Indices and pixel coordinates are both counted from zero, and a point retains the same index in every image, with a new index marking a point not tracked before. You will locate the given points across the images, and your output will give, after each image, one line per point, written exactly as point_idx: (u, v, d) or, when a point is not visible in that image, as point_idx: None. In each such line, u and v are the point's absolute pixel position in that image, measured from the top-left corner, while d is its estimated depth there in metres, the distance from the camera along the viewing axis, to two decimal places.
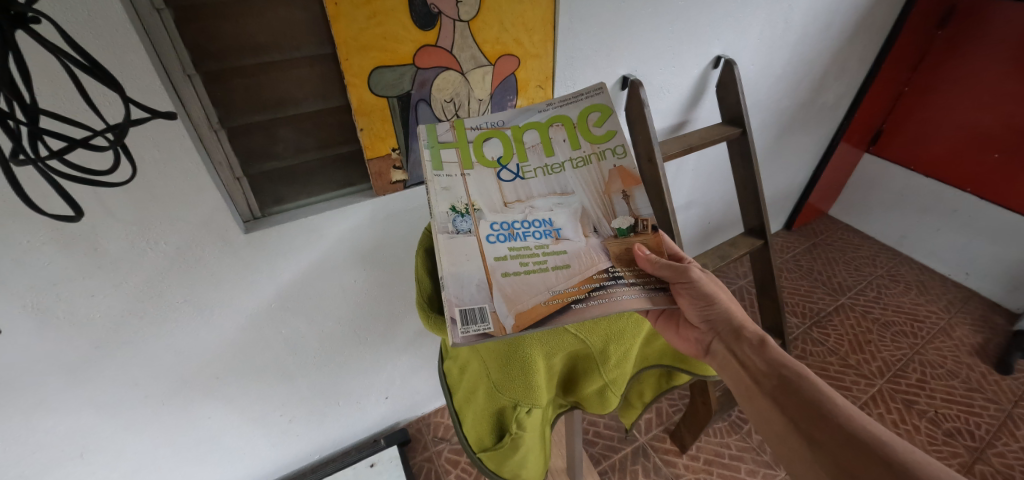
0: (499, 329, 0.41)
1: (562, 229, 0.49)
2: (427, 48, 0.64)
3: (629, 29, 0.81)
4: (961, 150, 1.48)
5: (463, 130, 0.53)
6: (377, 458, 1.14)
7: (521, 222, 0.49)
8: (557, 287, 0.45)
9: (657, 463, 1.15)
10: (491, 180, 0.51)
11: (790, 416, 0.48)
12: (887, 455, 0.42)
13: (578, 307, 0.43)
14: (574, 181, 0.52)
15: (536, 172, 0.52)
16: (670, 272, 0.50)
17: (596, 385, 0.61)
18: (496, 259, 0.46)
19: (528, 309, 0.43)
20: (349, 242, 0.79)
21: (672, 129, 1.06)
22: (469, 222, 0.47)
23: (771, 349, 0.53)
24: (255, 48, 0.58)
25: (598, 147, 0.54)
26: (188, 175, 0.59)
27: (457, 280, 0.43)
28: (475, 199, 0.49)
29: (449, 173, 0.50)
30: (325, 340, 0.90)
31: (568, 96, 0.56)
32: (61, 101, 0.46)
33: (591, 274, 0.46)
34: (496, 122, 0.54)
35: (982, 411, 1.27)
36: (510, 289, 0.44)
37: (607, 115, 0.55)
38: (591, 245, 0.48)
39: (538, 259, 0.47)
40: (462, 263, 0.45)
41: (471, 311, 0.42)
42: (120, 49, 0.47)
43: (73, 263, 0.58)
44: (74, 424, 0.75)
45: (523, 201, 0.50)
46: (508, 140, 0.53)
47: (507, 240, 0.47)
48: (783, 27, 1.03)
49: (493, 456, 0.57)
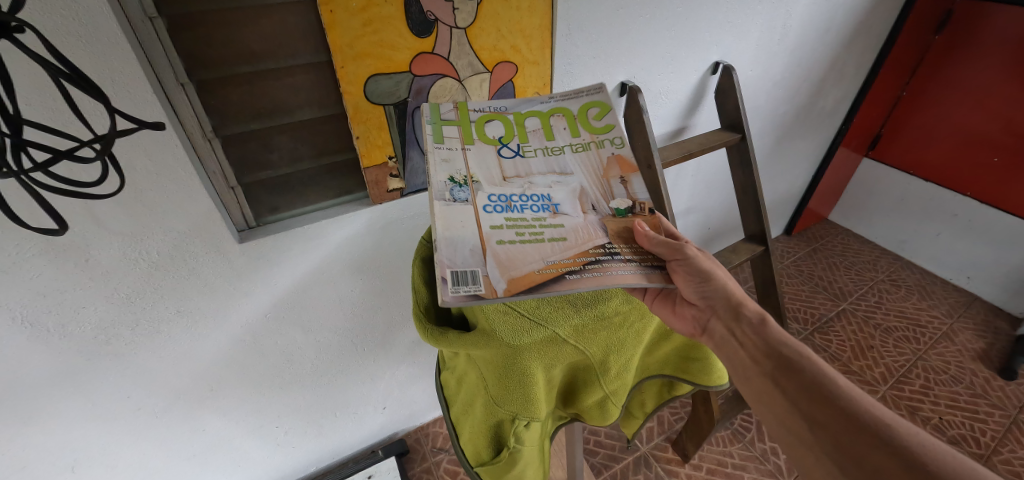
0: (490, 292, 0.39)
1: (560, 205, 0.47)
2: (424, 55, 0.63)
3: (627, 34, 0.80)
4: (961, 154, 1.47)
5: (465, 111, 0.55)
6: (374, 470, 1.12)
7: (519, 196, 0.47)
8: (551, 258, 0.42)
9: (659, 472, 1.13)
10: (492, 155, 0.50)
11: (789, 398, 0.46)
12: (889, 437, 0.40)
13: (571, 277, 0.40)
14: (573, 163, 0.51)
15: (536, 152, 0.52)
16: (672, 249, 0.49)
17: (596, 396, 0.60)
18: (491, 228, 0.44)
19: (520, 276, 0.40)
20: (346, 252, 0.78)
21: (671, 135, 1.06)
22: (467, 192, 0.46)
23: (775, 329, 0.50)
24: (249, 56, 0.57)
25: (597, 137, 0.54)
26: (182, 185, 0.58)
27: (450, 243, 0.41)
28: (474, 172, 0.48)
29: (450, 146, 0.50)
30: (320, 351, 0.89)
31: (569, 92, 0.58)
32: (47, 110, 0.45)
33: (587, 248, 0.44)
34: (499, 108, 0.56)
35: (986, 417, 1.25)
36: (503, 256, 0.42)
37: (606, 111, 0.57)
38: (588, 222, 0.47)
39: (535, 231, 0.44)
40: (456, 229, 0.43)
41: (461, 272, 0.39)
42: (111, 59, 0.47)
43: (63, 275, 0.57)
44: (65, 437, 0.74)
45: (521, 176, 0.49)
46: (510, 123, 0.54)
47: (503, 211, 0.45)
48: (780, 33, 1.03)
49: (491, 470, 0.56)
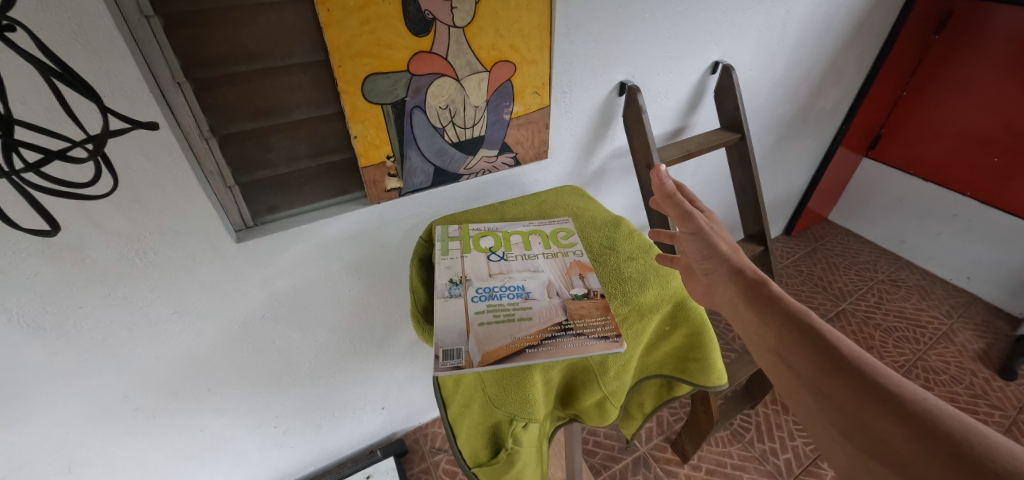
0: (468, 363, 0.46)
1: (531, 293, 0.55)
2: (422, 54, 0.63)
3: (626, 34, 0.80)
4: (961, 154, 1.47)
5: (467, 229, 0.66)
6: (373, 470, 1.12)
7: (500, 288, 0.55)
8: (518, 334, 0.49)
9: (658, 473, 1.13)
10: (482, 260, 0.60)
11: (795, 371, 0.44)
12: (896, 404, 0.38)
13: (530, 351, 0.47)
14: (544, 265, 0.59)
15: (516, 257, 0.61)
16: (682, 216, 0.57)
17: (595, 397, 0.59)
18: (475, 313, 0.52)
19: (493, 351, 0.47)
20: (344, 252, 0.78)
21: (670, 135, 1.05)
22: (461, 289, 0.55)
23: (777, 298, 0.48)
24: (246, 55, 0.57)
25: (564, 250, 0.62)
26: (178, 185, 0.57)
27: (443, 329, 0.50)
28: (468, 273, 0.58)
29: (452, 256, 0.60)
30: (318, 351, 0.89)
31: (545, 219, 0.69)
32: (40, 109, 0.45)
33: (546, 326, 0.50)
34: (492, 228, 0.67)
35: (986, 417, 1.25)
36: (482, 335, 0.49)
37: (571, 232, 0.66)
38: (552, 305, 0.53)
39: (508, 313, 0.52)
40: (449, 318, 0.51)
41: (449, 349, 0.47)
42: (106, 59, 0.46)
43: (59, 275, 0.57)
44: (62, 437, 0.73)
45: (504, 273, 0.58)
46: (499, 238, 0.64)
47: (486, 300, 0.54)
48: (780, 33, 1.03)
49: (489, 470, 0.56)
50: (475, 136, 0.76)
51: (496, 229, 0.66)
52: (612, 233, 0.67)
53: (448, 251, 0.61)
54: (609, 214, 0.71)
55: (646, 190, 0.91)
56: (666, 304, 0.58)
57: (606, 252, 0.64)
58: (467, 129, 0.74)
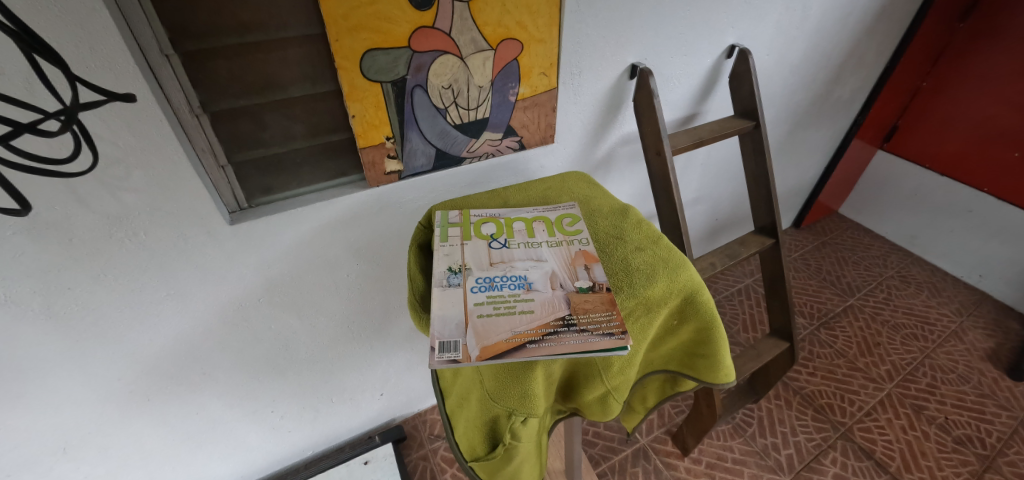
0: (466, 357, 0.44)
1: (534, 283, 0.52)
2: (424, 29, 0.60)
3: (639, 14, 0.76)
4: (980, 148, 1.42)
5: (467, 215, 0.63)
6: (371, 455, 1.11)
7: (500, 277, 0.53)
8: (518, 328, 0.47)
9: (658, 465, 1.12)
10: (483, 247, 0.57)
11: None
12: None
13: (532, 346, 0.45)
14: (547, 254, 0.57)
15: (519, 245, 0.58)
16: None
17: (597, 392, 0.57)
18: (474, 304, 0.49)
19: (492, 344, 0.45)
20: (341, 235, 0.75)
21: (682, 122, 1.02)
22: (460, 277, 0.53)
23: None
24: (239, 26, 0.54)
25: (569, 238, 0.60)
26: (168, 164, 0.55)
27: (441, 320, 0.47)
28: (467, 261, 0.55)
29: (452, 243, 0.58)
30: (317, 337, 0.87)
31: (550, 206, 0.66)
32: (16, 81, 0.42)
33: (548, 320, 0.48)
34: (494, 214, 0.64)
35: (993, 418, 1.23)
36: (481, 327, 0.47)
37: (577, 220, 0.63)
38: (556, 297, 0.51)
39: (509, 304, 0.50)
40: (448, 307, 0.49)
41: (447, 341, 0.45)
42: (87, 28, 0.44)
43: (46, 255, 0.55)
44: (55, 419, 0.72)
45: (505, 261, 0.55)
46: (501, 225, 0.62)
47: (486, 290, 0.51)
48: (800, 17, 0.98)
49: (487, 465, 0.54)
50: (478, 118, 0.73)
51: (498, 215, 0.64)
52: (619, 222, 0.64)
53: (448, 237, 0.59)
54: (616, 202, 0.68)
55: (654, 179, 0.88)
56: (673, 297, 0.56)
57: (613, 242, 0.61)
58: (471, 111, 0.71)
